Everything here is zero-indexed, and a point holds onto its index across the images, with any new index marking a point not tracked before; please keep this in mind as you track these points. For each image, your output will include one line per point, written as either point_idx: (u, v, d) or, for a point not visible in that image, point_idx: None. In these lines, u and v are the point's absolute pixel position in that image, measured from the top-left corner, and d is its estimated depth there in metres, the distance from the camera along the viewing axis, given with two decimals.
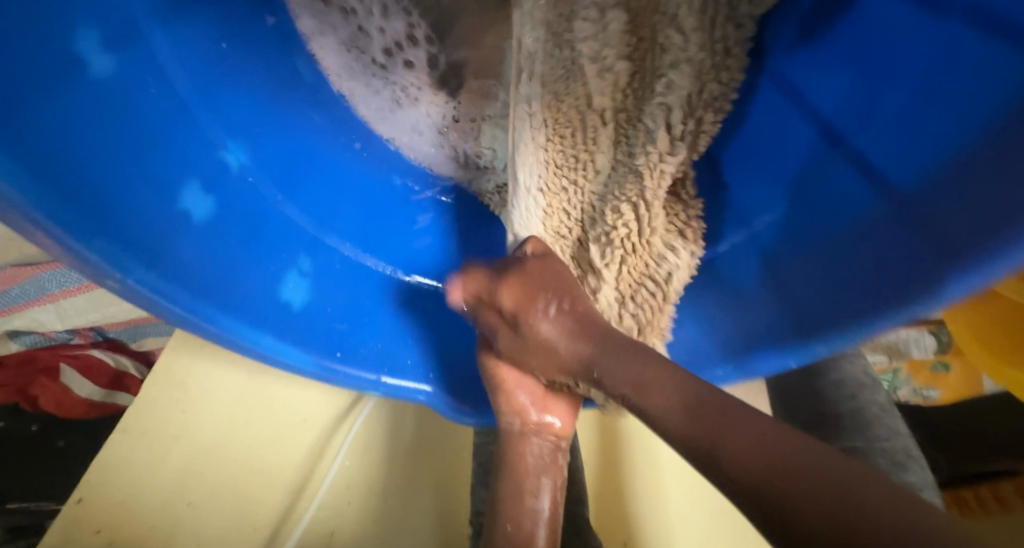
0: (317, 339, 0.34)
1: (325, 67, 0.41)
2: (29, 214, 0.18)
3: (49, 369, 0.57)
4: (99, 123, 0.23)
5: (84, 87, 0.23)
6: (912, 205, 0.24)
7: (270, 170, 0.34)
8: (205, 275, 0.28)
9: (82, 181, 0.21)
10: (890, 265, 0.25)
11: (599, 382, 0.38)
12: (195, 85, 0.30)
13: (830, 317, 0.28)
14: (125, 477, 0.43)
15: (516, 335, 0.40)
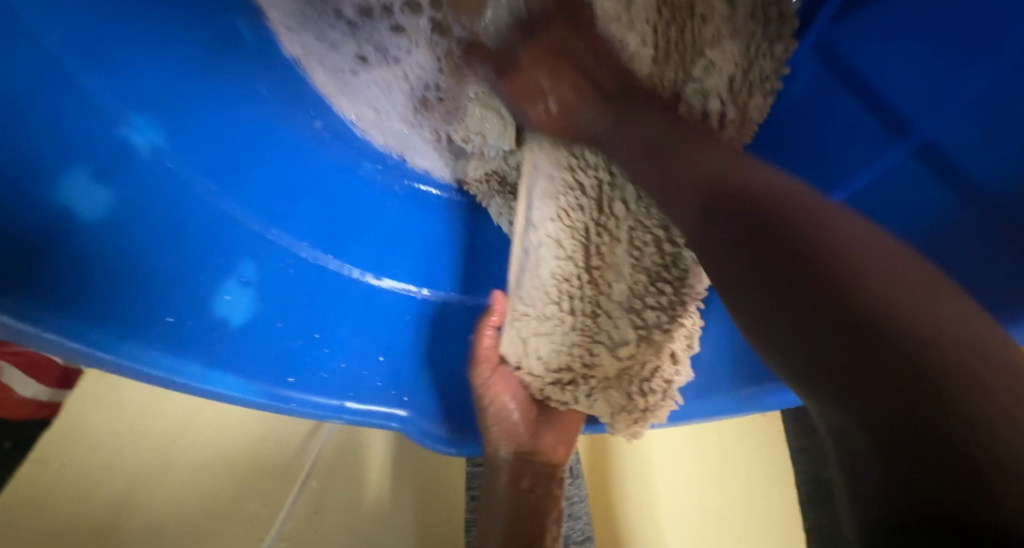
0: (262, 363, 0.28)
1: (275, 24, 0.33)
2: None
3: None
4: None
5: None
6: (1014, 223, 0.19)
7: (198, 154, 0.28)
8: (100, 295, 0.22)
9: None
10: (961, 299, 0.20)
11: (607, 392, 0.33)
12: (87, 40, 0.22)
13: None
14: (49, 516, 0.37)
15: (518, 339, 0.35)
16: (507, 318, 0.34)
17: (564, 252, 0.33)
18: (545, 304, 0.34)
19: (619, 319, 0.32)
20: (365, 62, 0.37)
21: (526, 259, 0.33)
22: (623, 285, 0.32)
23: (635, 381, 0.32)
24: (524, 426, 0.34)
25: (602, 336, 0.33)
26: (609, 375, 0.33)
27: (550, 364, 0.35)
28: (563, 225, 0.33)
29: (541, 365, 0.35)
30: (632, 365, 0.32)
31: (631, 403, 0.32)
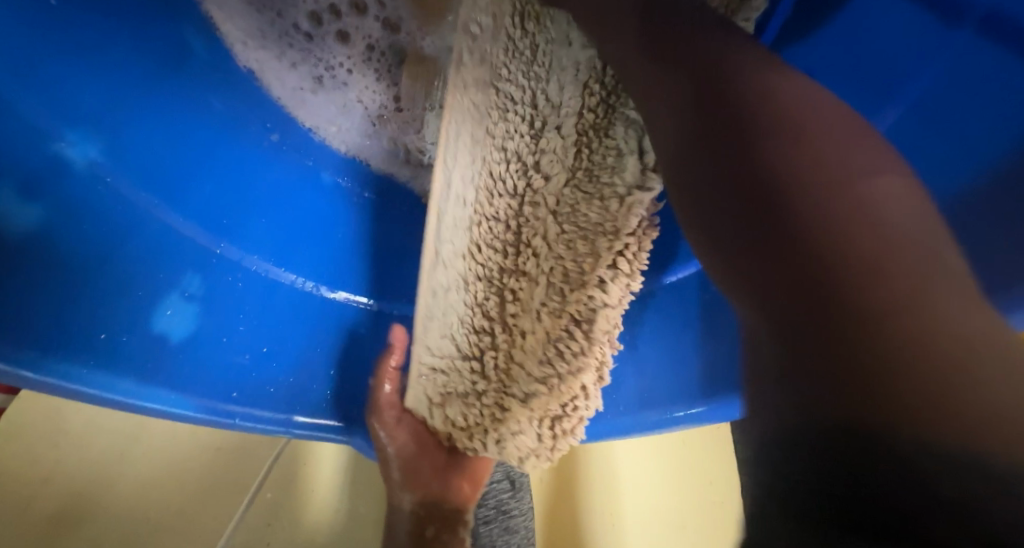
0: (204, 376, 0.28)
1: (226, 36, 0.33)
2: None
3: None
4: None
5: None
6: None
7: (141, 170, 0.27)
8: (30, 314, 0.22)
9: None
10: None
11: (517, 439, 0.30)
12: (18, 62, 0.22)
13: None
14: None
15: (423, 388, 0.33)
16: (412, 373, 0.33)
17: (472, 294, 0.32)
18: (454, 356, 0.32)
19: (513, 371, 0.31)
20: (321, 83, 0.38)
21: (436, 303, 0.33)
22: (535, 330, 0.31)
23: (545, 421, 0.30)
24: (434, 473, 0.33)
25: (513, 385, 0.31)
26: (520, 426, 0.30)
27: (455, 420, 0.32)
28: (473, 261, 0.33)
29: (446, 422, 0.33)
30: (546, 407, 0.30)
31: (541, 446, 0.30)
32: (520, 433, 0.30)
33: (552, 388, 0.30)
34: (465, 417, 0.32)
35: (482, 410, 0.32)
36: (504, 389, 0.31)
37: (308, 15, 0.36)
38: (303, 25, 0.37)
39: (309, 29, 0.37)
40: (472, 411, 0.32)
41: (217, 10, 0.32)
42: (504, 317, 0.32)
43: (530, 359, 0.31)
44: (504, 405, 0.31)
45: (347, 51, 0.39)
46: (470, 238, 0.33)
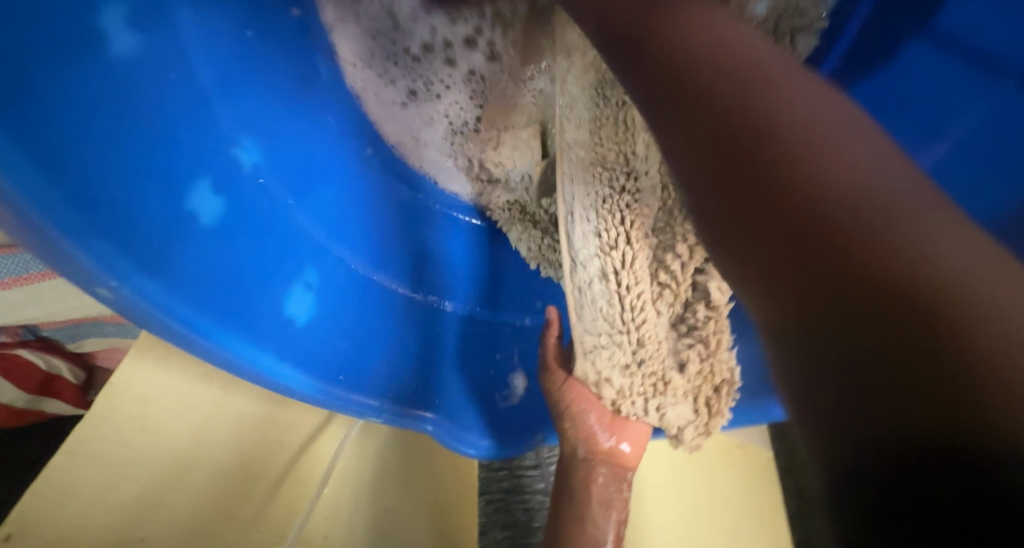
0: (319, 359, 0.31)
1: (340, 57, 0.37)
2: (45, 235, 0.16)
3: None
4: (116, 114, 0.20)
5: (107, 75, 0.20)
6: None
7: (283, 172, 0.31)
8: (209, 284, 0.25)
9: (94, 190, 0.19)
10: None
11: (676, 409, 0.34)
12: (214, 73, 0.26)
13: None
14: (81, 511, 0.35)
15: (593, 364, 0.34)
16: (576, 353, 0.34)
17: (614, 285, 0.34)
18: (611, 334, 0.34)
19: (663, 347, 0.34)
20: (415, 96, 0.41)
21: (582, 297, 0.35)
22: (665, 317, 0.35)
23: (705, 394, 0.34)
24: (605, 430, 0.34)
25: (666, 363, 0.35)
26: (678, 396, 0.34)
27: (623, 390, 0.34)
28: (608, 259, 0.34)
29: (614, 392, 0.34)
30: (700, 383, 0.34)
31: (699, 417, 0.34)
32: (680, 412, 0.34)
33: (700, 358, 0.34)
34: (633, 392, 0.34)
35: (644, 385, 0.34)
36: (662, 365, 0.34)
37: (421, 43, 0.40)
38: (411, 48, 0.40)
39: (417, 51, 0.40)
40: (637, 387, 0.34)
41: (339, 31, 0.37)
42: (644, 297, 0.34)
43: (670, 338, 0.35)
44: (663, 378, 0.34)
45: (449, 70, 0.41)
46: (596, 241, 0.35)
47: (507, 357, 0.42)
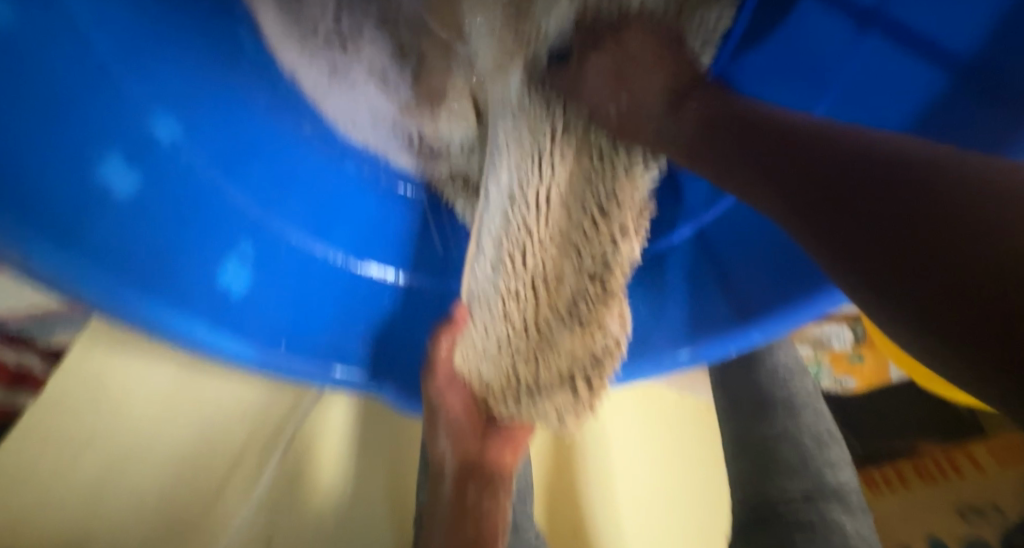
0: (261, 328, 0.33)
1: (265, 35, 0.38)
2: None
3: None
4: (16, 93, 0.21)
5: None
6: None
7: (211, 147, 0.32)
8: (134, 257, 0.26)
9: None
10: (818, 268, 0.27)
11: (557, 393, 0.37)
12: (113, 50, 0.27)
13: (764, 303, 0.30)
14: (48, 476, 0.39)
15: (467, 349, 0.40)
16: (461, 337, 0.40)
17: (501, 278, 0.37)
18: (495, 318, 0.38)
19: (550, 321, 0.37)
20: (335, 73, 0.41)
21: (477, 288, 0.39)
22: (565, 288, 0.37)
23: (575, 373, 0.37)
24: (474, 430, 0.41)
25: (547, 348, 0.38)
26: (558, 374, 0.37)
27: (493, 372, 0.40)
28: (503, 266, 0.37)
29: (484, 378, 0.40)
30: (585, 361, 0.37)
31: (582, 399, 0.37)
32: (561, 398, 0.37)
33: (583, 329, 0.36)
34: (506, 381, 0.40)
35: (517, 368, 0.39)
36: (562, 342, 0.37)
37: (328, 32, 0.39)
38: (321, 31, 0.39)
39: (328, 39, 0.40)
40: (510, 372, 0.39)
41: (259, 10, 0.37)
42: (530, 283, 0.37)
43: (562, 302, 0.37)
44: (542, 353, 0.38)
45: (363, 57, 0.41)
46: (497, 248, 0.37)
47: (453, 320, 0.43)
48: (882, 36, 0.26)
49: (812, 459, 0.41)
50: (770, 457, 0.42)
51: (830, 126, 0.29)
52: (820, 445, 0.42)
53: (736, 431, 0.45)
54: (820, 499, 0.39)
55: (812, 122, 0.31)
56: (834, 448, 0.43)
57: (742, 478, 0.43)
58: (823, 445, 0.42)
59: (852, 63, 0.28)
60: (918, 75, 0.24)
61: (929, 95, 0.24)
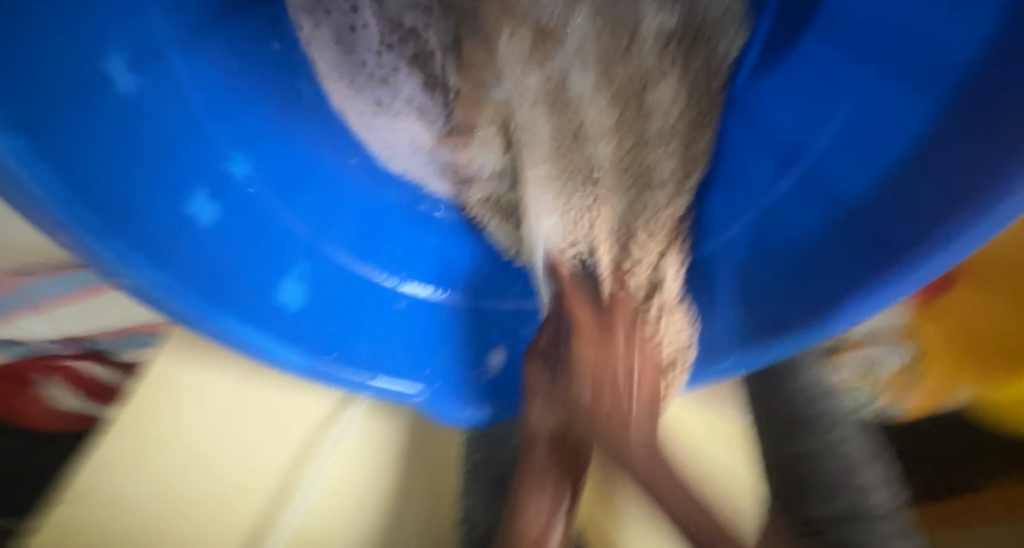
0: (312, 339, 0.36)
1: (320, 74, 0.42)
2: (65, 225, 0.22)
3: (29, 380, 0.57)
4: (127, 143, 0.26)
5: (108, 110, 0.25)
6: (866, 228, 0.28)
7: (274, 182, 0.36)
8: (210, 274, 0.30)
9: (110, 200, 0.24)
10: (853, 278, 0.27)
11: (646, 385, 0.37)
12: (210, 104, 0.31)
13: (793, 314, 0.31)
14: (138, 475, 0.44)
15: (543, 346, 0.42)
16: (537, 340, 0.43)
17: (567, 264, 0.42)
18: (565, 302, 0.42)
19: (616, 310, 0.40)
20: (382, 109, 0.46)
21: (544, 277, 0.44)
22: (629, 276, 0.40)
23: (655, 370, 0.37)
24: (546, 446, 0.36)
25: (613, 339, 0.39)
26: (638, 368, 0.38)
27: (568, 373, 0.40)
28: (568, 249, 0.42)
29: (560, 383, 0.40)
30: (661, 355, 0.37)
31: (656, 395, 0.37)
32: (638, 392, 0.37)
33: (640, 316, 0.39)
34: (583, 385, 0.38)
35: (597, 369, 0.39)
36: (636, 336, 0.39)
37: (379, 75, 0.46)
38: (372, 73, 0.46)
39: (379, 80, 0.46)
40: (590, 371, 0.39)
41: (315, 47, 0.42)
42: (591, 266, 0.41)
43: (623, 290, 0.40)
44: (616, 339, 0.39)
45: (406, 98, 0.48)
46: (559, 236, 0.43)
47: (488, 335, 0.45)
48: (882, 57, 0.27)
49: (842, 477, 0.40)
50: (801, 474, 0.41)
51: (833, 142, 0.31)
52: (852, 470, 0.40)
53: (775, 446, 0.44)
54: (857, 520, 0.37)
55: (817, 138, 0.32)
56: (867, 471, 0.41)
57: (783, 498, 0.42)
58: (856, 469, 0.41)
59: (851, 85, 0.30)
60: (915, 94, 0.25)
61: (927, 114, 0.25)
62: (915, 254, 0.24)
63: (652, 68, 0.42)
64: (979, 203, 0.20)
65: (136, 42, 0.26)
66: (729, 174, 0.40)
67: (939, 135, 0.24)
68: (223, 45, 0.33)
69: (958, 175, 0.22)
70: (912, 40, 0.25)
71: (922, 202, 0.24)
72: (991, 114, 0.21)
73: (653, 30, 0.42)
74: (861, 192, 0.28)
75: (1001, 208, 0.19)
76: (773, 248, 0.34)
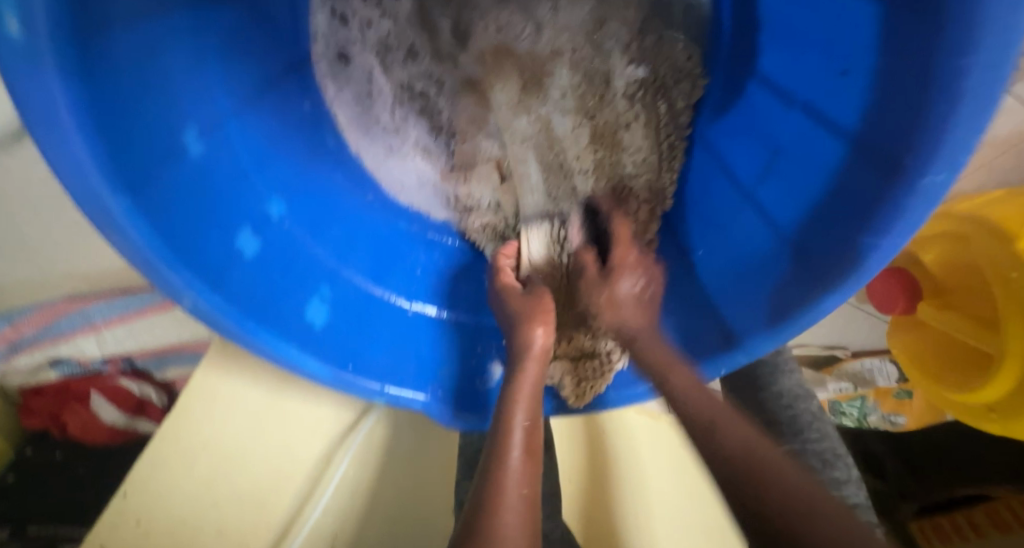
0: (334, 352, 0.42)
1: (340, 125, 0.49)
2: (148, 259, 0.28)
3: (80, 396, 0.68)
4: (195, 193, 0.32)
5: (182, 168, 0.31)
6: (799, 251, 0.33)
7: (302, 219, 0.43)
8: (250, 298, 0.36)
9: (182, 239, 0.31)
10: (788, 293, 0.33)
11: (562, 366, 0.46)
12: (256, 157, 0.38)
13: (747, 326, 0.36)
14: (176, 477, 0.49)
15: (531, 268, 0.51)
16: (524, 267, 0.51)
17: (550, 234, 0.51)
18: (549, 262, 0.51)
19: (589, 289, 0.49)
20: (393, 150, 0.53)
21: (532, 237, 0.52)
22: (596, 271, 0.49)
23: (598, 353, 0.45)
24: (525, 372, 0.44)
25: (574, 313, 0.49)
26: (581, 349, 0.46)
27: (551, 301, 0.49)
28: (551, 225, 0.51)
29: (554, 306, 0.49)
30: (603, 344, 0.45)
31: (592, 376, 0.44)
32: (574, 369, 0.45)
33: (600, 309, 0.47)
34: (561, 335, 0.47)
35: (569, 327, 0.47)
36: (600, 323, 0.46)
37: (389, 119, 0.52)
38: (382, 118, 0.51)
39: (388, 124, 0.52)
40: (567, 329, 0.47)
41: (337, 103, 0.48)
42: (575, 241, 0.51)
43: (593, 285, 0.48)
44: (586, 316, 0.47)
45: (414, 138, 0.54)
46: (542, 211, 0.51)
47: (487, 351, 0.51)
48: (803, 113, 0.34)
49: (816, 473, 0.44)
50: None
51: (776, 178, 0.36)
52: (826, 466, 0.44)
53: None
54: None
55: (764, 176, 0.38)
56: (844, 466, 0.45)
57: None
58: (830, 464, 0.44)
59: (784, 132, 0.36)
60: (827, 143, 0.31)
61: (834, 161, 0.31)
62: (839, 270, 0.29)
63: (618, 103, 0.48)
64: (879, 234, 0.26)
65: (201, 114, 0.33)
66: (700, 204, 0.45)
67: (844, 178, 0.30)
68: (266, 108, 0.40)
69: (865, 210, 0.28)
70: (822, 105, 0.32)
71: (839, 232, 0.29)
72: (878, 165, 0.27)
73: (624, 82, 0.48)
74: (795, 224, 0.34)
75: (895, 231, 0.26)
76: (733, 268, 0.39)
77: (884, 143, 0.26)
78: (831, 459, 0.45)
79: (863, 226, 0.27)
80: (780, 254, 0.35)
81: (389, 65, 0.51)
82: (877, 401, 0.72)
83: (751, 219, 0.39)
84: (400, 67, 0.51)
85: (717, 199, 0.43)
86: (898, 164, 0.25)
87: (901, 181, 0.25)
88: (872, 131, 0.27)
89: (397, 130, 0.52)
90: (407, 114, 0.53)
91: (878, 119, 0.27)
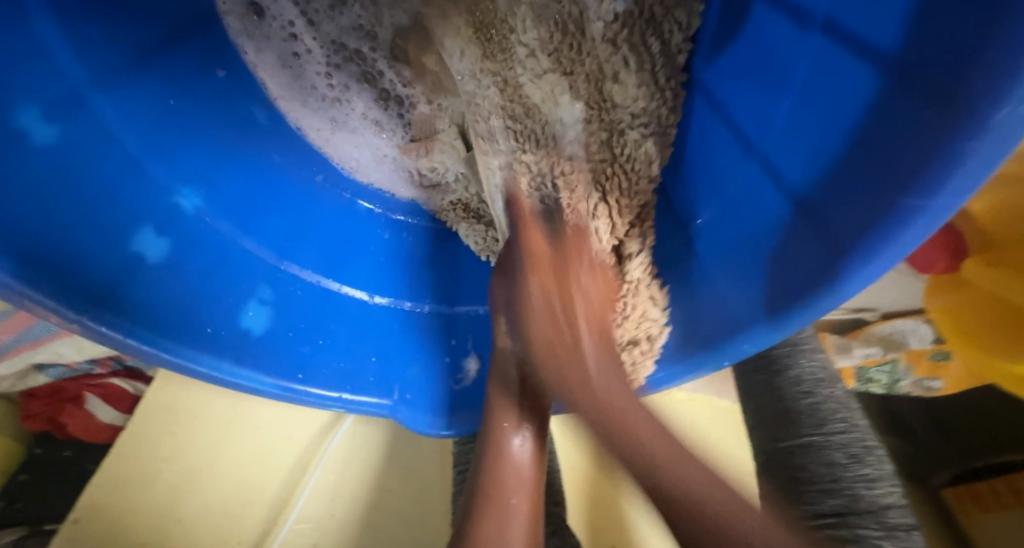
0: (278, 361, 0.37)
1: (271, 95, 0.42)
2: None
3: (74, 397, 0.62)
4: (57, 193, 0.27)
5: (31, 163, 0.25)
6: (816, 217, 0.26)
7: (227, 209, 0.37)
8: (158, 310, 0.31)
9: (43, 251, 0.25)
10: (804, 271, 0.26)
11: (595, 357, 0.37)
12: (150, 144, 0.33)
13: (753, 313, 0.29)
14: (138, 496, 0.47)
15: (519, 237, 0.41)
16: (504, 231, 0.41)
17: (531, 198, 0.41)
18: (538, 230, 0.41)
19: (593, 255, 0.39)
20: (337, 123, 0.46)
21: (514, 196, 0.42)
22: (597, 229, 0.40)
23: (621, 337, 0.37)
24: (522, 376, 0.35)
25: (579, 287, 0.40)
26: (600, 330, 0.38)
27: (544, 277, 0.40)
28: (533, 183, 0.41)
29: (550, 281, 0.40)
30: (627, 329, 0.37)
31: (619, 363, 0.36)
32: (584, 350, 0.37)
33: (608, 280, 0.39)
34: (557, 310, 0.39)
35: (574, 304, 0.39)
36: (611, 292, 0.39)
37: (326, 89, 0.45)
38: (320, 88, 0.45)
39: (327, 95, 0.45)
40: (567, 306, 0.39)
41: (261, 68, 0.41)
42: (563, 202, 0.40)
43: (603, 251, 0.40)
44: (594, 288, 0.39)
45: (364, 107, 0.47)
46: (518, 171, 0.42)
47: (463, 342, 0.45)
48: (823, 35, 0.26)
49: (840, 469, 0.38)
50: (794, 472, 0.40)
51: (791, 124, 0.28)
52: (852, 461, 0.38)
53: (766, 441, 0.43)
54: (852, 514, 0.35)
55: (773, 123, 0.30)
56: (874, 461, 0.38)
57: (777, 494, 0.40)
58: (858, 459, 0.38)
59: (800, 63, 0.28)
60: (856, 73, 0.23)
61: (867, 96, 0.23)
62: (867, 242, 0.22)
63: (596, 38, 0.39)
64: (922, 197, 0.19)
65: (52, 95, 0.27)
66: (700, 162, 0.37)
67: (875, 120, 0.22)
68: (160, 80, 0.34)
69: (903, 165, 0.20)
70: (851, 20, 0.23)
71: (867, 195, 0.22)
72: (923, 100, 0.19)
73: (601, 24, 0.38)
74: (811, 185, 0.27)
75: (947, 190, 0.18)
76: (742, 239, 0.32)
77: (931, 68, 0.19)
78: (857, 452, 0.39)
79: (898, 187, 0.20)
80: (794, 221, 0.28)
81: (316, 18, 0.43)
82: (909, 365, 0.60)
83: (759, 177, 0.31)
84: (327, 18, 0.43)
85: (721, 154, 0.35)
86: (952, 98, 0.18)
87: (952, 125, 0.18)
88: (915, 51, 0.20)
89: (337, 101, 0.46)
90: (345, 81, 0.46)
91: (926, 34, 0.19)
